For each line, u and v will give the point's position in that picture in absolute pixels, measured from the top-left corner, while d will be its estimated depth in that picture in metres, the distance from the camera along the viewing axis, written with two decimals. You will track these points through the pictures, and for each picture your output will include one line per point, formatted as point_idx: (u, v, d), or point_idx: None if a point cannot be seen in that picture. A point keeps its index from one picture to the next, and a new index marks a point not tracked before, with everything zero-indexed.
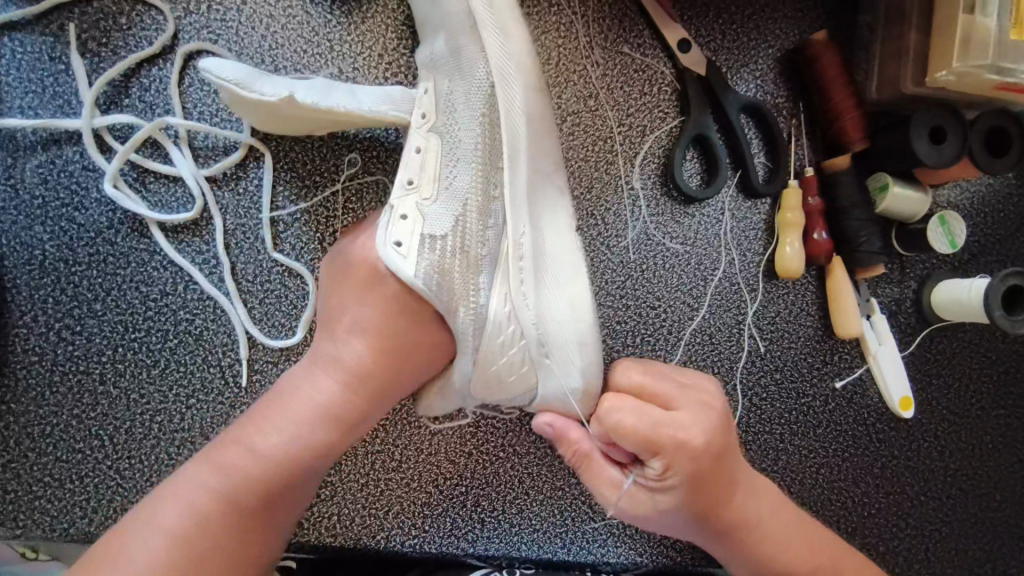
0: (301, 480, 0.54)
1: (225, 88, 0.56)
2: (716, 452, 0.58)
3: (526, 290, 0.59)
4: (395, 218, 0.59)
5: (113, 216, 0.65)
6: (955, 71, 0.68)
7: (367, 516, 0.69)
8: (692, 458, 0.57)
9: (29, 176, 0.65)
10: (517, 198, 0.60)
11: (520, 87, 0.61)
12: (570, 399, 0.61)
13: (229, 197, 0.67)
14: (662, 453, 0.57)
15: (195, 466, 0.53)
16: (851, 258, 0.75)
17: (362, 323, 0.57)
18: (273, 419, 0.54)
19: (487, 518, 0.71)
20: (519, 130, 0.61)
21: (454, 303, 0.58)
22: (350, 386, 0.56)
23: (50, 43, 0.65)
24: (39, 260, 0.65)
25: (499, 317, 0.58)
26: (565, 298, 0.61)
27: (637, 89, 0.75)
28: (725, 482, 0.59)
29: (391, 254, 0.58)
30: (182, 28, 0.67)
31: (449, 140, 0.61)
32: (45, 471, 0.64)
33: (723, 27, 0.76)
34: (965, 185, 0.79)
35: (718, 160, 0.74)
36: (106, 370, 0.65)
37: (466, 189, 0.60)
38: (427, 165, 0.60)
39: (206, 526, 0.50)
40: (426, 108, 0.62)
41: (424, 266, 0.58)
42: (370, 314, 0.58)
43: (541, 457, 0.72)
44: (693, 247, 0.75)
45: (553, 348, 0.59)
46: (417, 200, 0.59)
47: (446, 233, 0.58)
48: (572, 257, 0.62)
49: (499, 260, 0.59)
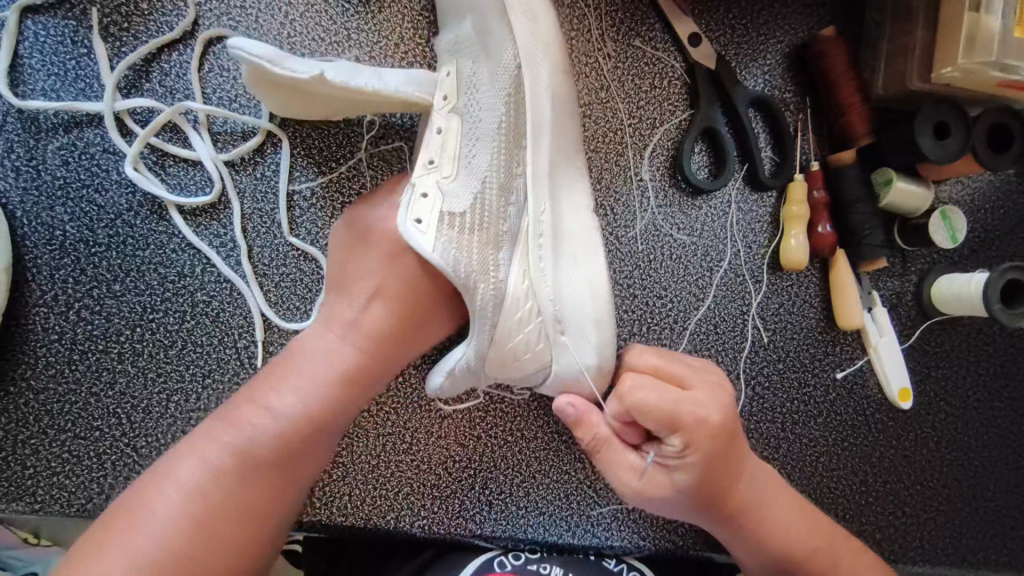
0: (318, 440, 0.56)
1: (254, 65, 0.55)
2: (731, 432, 0.60)
3: (544, 267, 0.61)
4: (415, 196, 0.60)
5: (133, 198, 0.67)
6: (960, 68, 0.69)
7: (378, 497, 0.70)
8: (709, 437, 0.59)
9: (50, 157, 0.66)
10: (539, 176, 0.62)
11: (546, 67, 0.63)
12: (584, 374, 0.62)
13: (247, 182, 0.68)
14: (680, 429, 0.58)
15: (210, 428, 0.54)
16: (853, 251, 0.77)
17: (379, 285, 0.59)
18: (291, 384, 0.56)
19: (495, 500, 0.72)
20: (544, 110, 0.62)
21: (472, 281, 0.58)
22: (367, 348, 0.58)
23: (73, 26, 0.66)
24: (60, 241, 0.66)
25: (518, 292, 0.59)
26: (582, 276, 0.63)
27: (648, 81, 0.76)
28: (736, 465, 0.61)
29: (410, 230, 0.58)
30: (202, 15, 0.68)
31: (470, 120, 0.62)
32: (63, 447, 0.65)
33: (733, 22, 0.77)
34: (966, 182, 0.81)
35: (726, 152, 0.75)
36: (125, 349, 0.66)
37: (485, 167, 0.61)
38: (446, 145, 0.62)
39: (226, 483, 0.52)
40: (446, 91, 0.63)
41: (443, 242, 0.58)
42: (387, 276, 0.59)
43: (548, 441, 0.73)
44: (700, 238, 0.77)
45: (569, 325, 0.61)
46: (437, 179, 0.61)
47: (464, 209, 0.60)
48: (587, 237, 0.65)
49: (520, 237, 0.61)
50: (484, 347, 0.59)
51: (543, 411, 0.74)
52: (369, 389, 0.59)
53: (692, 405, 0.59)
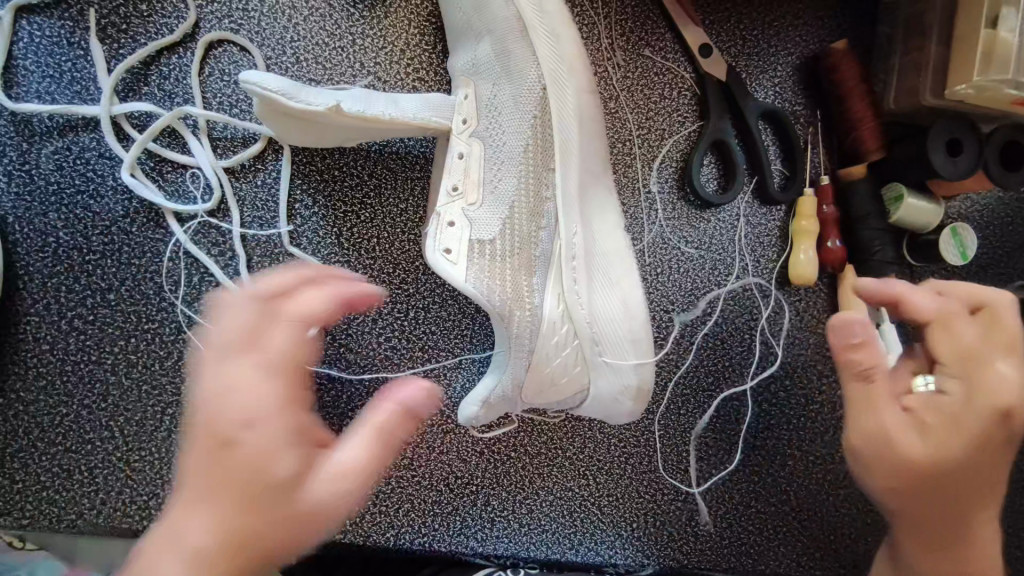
0: None
1: (271, 100, 0.53)
2: (998, 444, 0.49)
3: (579, 288, 0.60)
4: (442, 226, 0.59)
5: (129, 205, 0.65)
6: (975, 85, 0.68)
7: (377, 513, 0.69)
8: (996, 416, 0.48)
9: (44, 162, 0.64)
10: (569, 199, 0.61)
11: (572, 90, 0.62)
12: (619, 396, 0.61)
13: (247, 189, 0.66)
14: (970, 378, 0.49)
15: None
16: (862, 267, 0.76)
17: (205, 487, 0.40)
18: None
19: (497, 517, 0.71)
20: (572, 129, 0.62)
21: (507, 308, 0.58)
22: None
23: (69, 27, 0.64)
24: (53, 248, 0.64)
25: (553, 316, 0.59)
26: (617, 296, 0.61)
27: (657, 92, 0.75)
28: (975, 474, 0.51)
29: (441, 260, 0.58)
30: (203, 17, 0.66)
31: (492, 146, 0.62)
32: (54, 461, 0.63)
33: (743, 32, 0.76)
34: (975, 198, 0.80)
35: (735, 165, 0.74)
36: (118, 360, 0.64)
37: (512, 195, 0.61)
38: (469, 170, 0.61)
39: None
40: (466, 114, 0.63)
41: (474, 272, 0.58)
42: (204, 464, 0.40)
43: (552, 457, 0.72)
44: (708, 252, 0.76)
45: (605, 343, 0.60)
46: (463, 207, 0.60)
47: (491, 237, 0.60)
48: (621, 257, 0.63)
49: (552, 259, 0.61)
50: (522, 370, 0.59)
51: (547, 427, 0.72)
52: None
53: (1008, 377, 0.49)
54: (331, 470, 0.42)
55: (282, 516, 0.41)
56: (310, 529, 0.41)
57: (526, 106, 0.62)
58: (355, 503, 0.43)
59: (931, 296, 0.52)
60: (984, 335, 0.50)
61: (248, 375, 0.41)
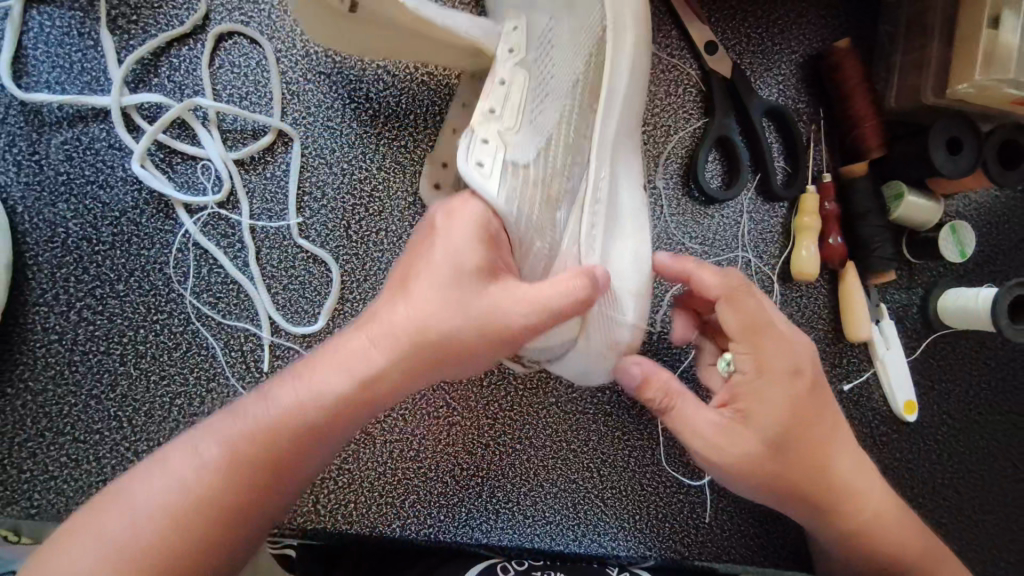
0: (332, 436, 0.50)
1: None
2: (809, 390, 0.58)
3: (596, 234, 0.59)
4: (476, 141, 0.57)
5: (139, 196, 0.65)
6: (976, 85, 0.69)
7: (384, 504, 0.69)
8: (788, 374, 0.58)
9: (54, 152, 0.64)
10: (603, 148, 0.62)
11: (631, 39, 0.62)
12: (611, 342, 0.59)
13: (256, 181, 0.67)
14: (758, 351, 0.58)
15: (222, 416, 0.50)
16: (862, 264, 0.77)
17: (418, 271, 0.52)
18: (258, 471, 0.48)
19: (502, 509, 0.71)
20: (620, 85, 0.62)
21: (529, 236, 0.56)
22: (404, 345, 0.50)
23: (80, 18, 0.64)
24: (62, 238, 0.64)
25: (567, 255, 0.58)
26: (630, 250, 0.62)
27: (663, 89, 0.76)
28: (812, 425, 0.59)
29: (472, 171, 0.55)
30: (213, 9, 0.66)
31: (538, 76, 0.60)
32: (62, 451, 0.63)
33: (748, 30, 0.77)
34: (973, 197, 0.81)
35: (740, 162, 0.75)
36: (126, 350, 0.64)
37: (550, 127, 0.59)
38: (510, 97, 0.59)
39: (212, 482, 0.47)
40: (512, 44, 0.62)
41: (506, 189, 0.54)
42: (422, 257, 0.52)
43: (557, 449, 0.73)
44: (712, 248, 0.77)
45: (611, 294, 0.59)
46: (499, 127, 0.58)
47: (528, 160, 0.57)
48: (638, 213, 0.64)
49: (577, 199, 0.60)
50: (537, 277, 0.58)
51: (553, 420, 0.73)
52: (318, 451, 0.51)
53: (783, 342, 0.58)
54: (520, 297, 0.51)
55: (470, 320, 0.50)
56: (487, 337, 0.51)
57: (581, 42, 0.61)
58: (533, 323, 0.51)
59: (715, 273, 0.59)
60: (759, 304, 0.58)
61: (468, 208, 0.53)
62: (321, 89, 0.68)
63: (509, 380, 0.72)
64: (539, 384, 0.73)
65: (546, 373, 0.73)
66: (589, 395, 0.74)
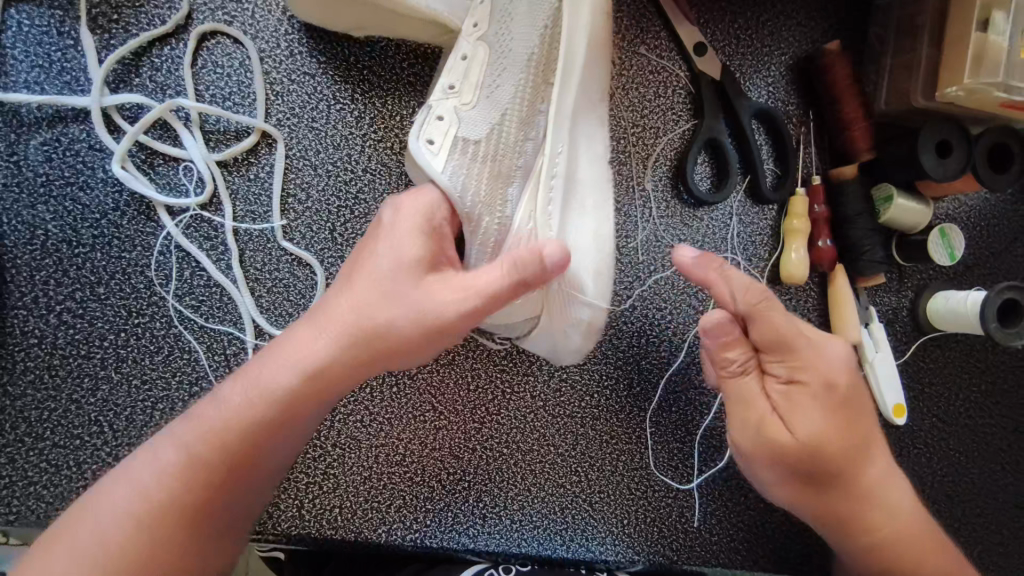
0: (286, 430, 0.53)
1: None
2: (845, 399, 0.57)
3: (551, 211, 0.57)
4: (430, 118, 0.58)
5: (119, 198, 0.64)
6: (966, 88, 0.68)
7: (370, 509, 0.69)
8: (823, 388, 0.57)
9: (32, 154, 0.63)
10: (562, 116, 0.58)
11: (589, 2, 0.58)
12: (572, 328, 0.59)
13: (240, 183, 0.66)
14: (791, 362, 0.56)
15: (178, 422, 0.53)
16: (852, 266, 0.76)
17: (361, 270, 0.54)
18: (214, 470, 0.51)
19: (489, 514, 0.71)
20: (577, 48, 0.58)
21: (477, 213, 0.56)
22: (345, 340, 0.53)
23: (59, 16, 0.63)
24: (41, 240, 0.63)
25: (521, 232, 0.56)
26: (586, 227, 0.60)
27: (651, 90, 0.75)
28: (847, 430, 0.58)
29: (421, 150, 0.56)
30: (196, 8, 0.65)
31: (497, 50, 0.59)
32: (42, 456, 0.62)
33: (737, 32, 0.77)
34: (963, 200, 0.81)
35: (728, 165, 0.74)
36: (108, 354, 0.64)
37: (506, 102, 0.58)
38: (470, 73, 0.59)
39: (172, 486, 0.50)
40: (477, 19, 0.60)
41: (452, 165, 0.56)
42: (363, 257, 0.55)
43: (544, 453, 0.72)
44: (701, 250, 0.76)
45: (569, 273, 0.57)
46: (455, 104, 0.58)
47: (479, 137, 0.57)
48: (600, 189, 0.62)
49: (532, 174, 0.58)
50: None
51: (540, 425, 0.72)
52: (275, 444, 0.53)
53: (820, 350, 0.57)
54: (455, 287, 0.52)
55: (408, 312, 0.52)
56: (428, 328, 0.52)
57: (538, 16, 0.60)
58: (469, 313, 0.52)
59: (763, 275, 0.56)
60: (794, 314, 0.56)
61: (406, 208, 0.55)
62: (305, 89, 0.67)
63: (496, 384, 0.72)
64: (526, 388, 0.72)
65: (533, 376, 0.72)
66: (577, 399, 0.73)
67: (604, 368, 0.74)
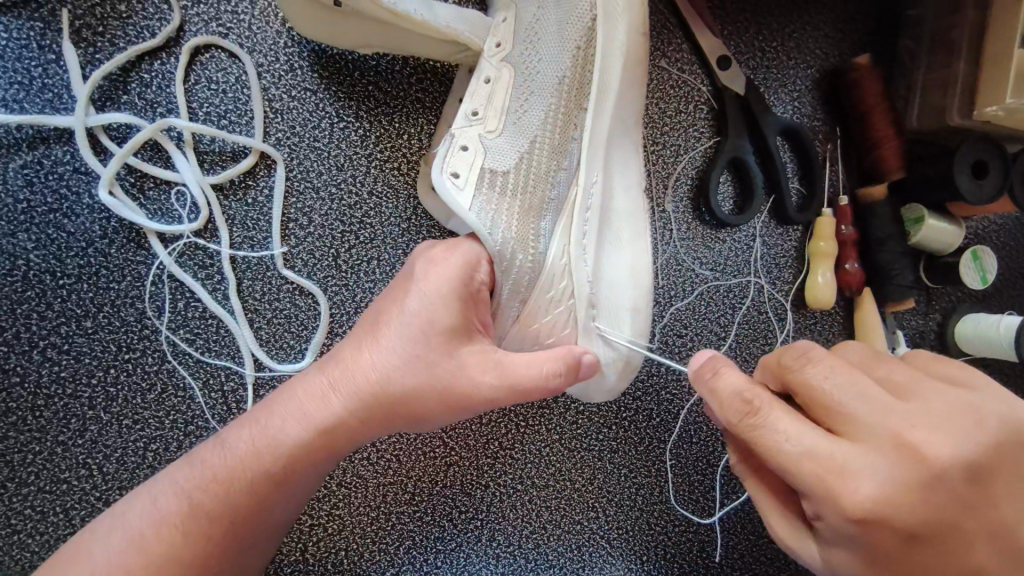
0: (294, 486, 0.50)
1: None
2: (907, 509, 0.39)
3: (586, 244, 0.53)
4: (453, 148, 0.54)
5: (107, 225, 0.60)
6: (1007, 106, 0.65)
7: (377, 551, 0.65)
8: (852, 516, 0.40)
9: (11, 178, 0.58)
10: (597, 143, 0.54)
11: (624, 17, 0.54)
12: (607, 369, 0.54)
13: (236, 208, 0.62)
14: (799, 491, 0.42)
15: (180, 468, 0.49)
16: (881, 290, 0.73)
17: (384, 322, 0.50)
18: (221, 523, 0.48)
19: (502, 554, 0.67)
20: (612, 72, 0.54)
21: (507, 250, 0.52)
22: (364, 404, 0.49)
23: (40, 29, 0.58)
24: (23, 272, 0.58)
25: (553, 269, 0.53)
26: (619, 260, 0.56)
27: (672, 106, 0.71)
28: (938, 537, 0.40)
29: (445, 183, 0.53)
30: (188, 20, 0.61)
31: (522, 73, 0.57)
32: (27, 503, 0.58)
33: (762, 44, 0.73)
34: (993, 219, 0.78)
35: (753, 185, 0.70)
36: (97, 393, 0.59)
37: (536, 128, 0.55)
38: (494, 97, 0.56)
39: (172, 540, 0.47)
40: (501, 38, 0.58)
41: (478, 202, 0.53)
42: (387, 308, 0.51)
43: (560, 490, 0.69)
44: (723, 273, 0.73)
45: (602, 309, 0.54)
46: (480, 132, 0.55)
47: (507, 168, 0.54)
48: (638, 220, 0.58)
49: (564, 206, 0.54)
50: (509, 322, 0.54)
51: (556, 459, 0.69)
52: (281, 500, 0.51)
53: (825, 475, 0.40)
54: (492, 363, 0.49)
55: (436, 383, 0.49)
56: (452, 402, 0.49)
57: (568, 36, 0.55)
58: (502, 389, 0.48)
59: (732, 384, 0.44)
60: (794, 431, 0.41)
61: (441, 261, 0.51)
62: (307, 106, 0.62)
63: (511, 417, 0.68)
64: (541, 420, 0.69)
65: (549, 409, 0.69)
66: (595, 432, 0.70)
67: (622, 399, 0.70)
